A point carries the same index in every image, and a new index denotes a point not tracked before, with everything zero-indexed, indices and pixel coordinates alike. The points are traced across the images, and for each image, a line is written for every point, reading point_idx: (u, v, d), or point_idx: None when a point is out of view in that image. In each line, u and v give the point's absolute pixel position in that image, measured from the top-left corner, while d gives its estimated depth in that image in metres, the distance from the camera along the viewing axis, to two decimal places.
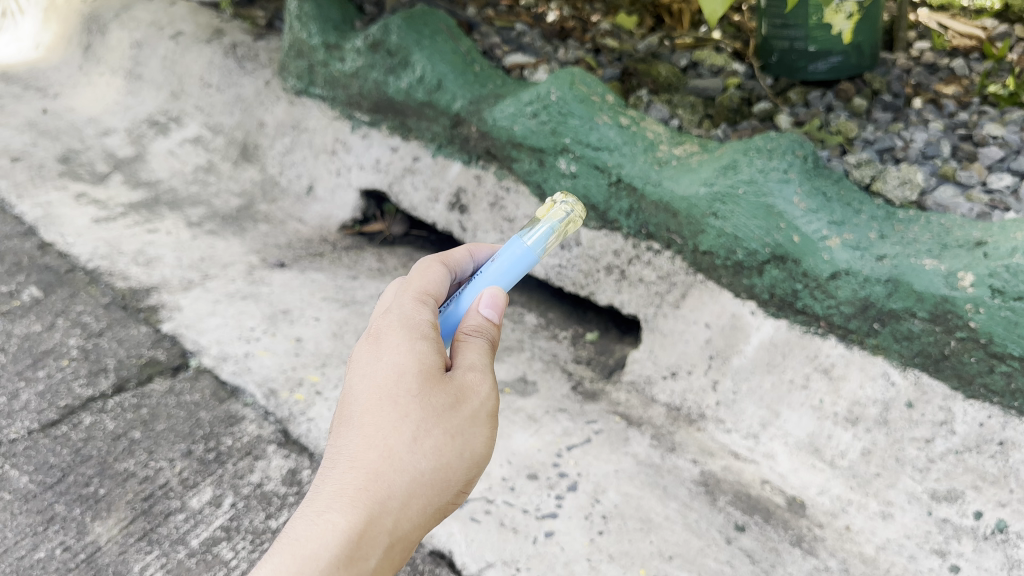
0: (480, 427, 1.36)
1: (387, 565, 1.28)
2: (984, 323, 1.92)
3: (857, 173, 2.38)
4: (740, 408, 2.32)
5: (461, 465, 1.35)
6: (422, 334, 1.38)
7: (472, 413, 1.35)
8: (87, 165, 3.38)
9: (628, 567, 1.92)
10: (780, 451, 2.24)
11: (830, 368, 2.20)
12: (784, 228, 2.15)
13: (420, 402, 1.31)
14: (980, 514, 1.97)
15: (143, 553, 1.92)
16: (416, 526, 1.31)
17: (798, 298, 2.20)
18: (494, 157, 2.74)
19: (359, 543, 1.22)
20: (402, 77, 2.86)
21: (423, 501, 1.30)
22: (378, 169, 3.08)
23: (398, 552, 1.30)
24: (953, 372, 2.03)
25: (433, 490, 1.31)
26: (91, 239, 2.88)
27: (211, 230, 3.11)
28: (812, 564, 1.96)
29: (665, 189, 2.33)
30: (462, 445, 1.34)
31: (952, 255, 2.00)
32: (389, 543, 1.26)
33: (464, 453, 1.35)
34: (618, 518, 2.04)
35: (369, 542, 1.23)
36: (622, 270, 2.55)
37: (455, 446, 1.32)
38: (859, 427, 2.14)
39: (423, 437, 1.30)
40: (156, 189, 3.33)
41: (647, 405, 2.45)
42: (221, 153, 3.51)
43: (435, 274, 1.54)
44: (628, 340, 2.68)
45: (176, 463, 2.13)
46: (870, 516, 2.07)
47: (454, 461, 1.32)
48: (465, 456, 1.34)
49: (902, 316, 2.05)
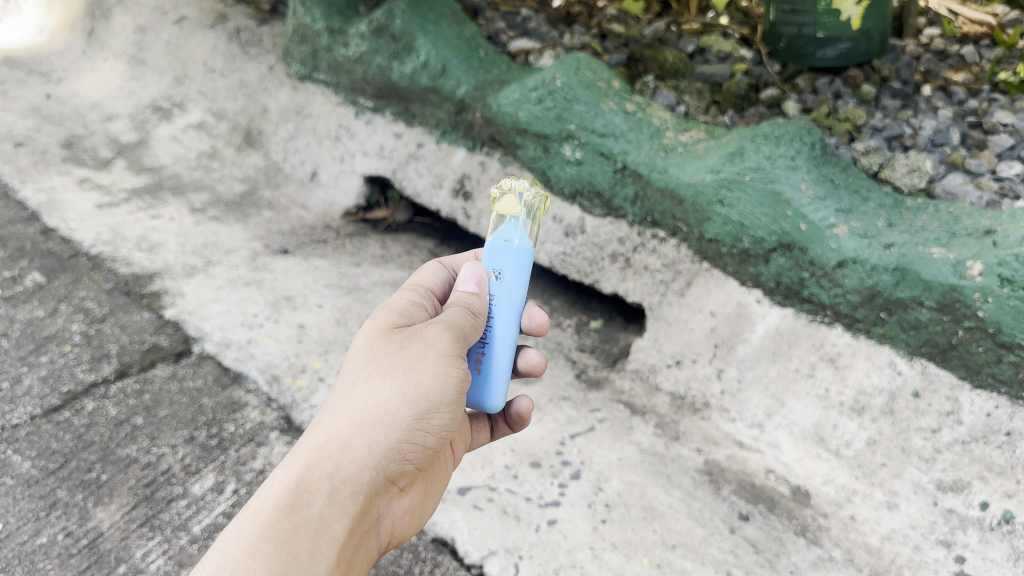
0: (430, 368, 1.41)
1: (340, 512, 1.32)
2: (992, 313, 1.90)
3: (865, 161, 2.36)
4: (745, 397, 2.31)
5: (408, 402, 1.39)
6: (383, 311, 1.54)
7: (416, 357, 1.41)
8: (91, 151, 3.37)
9: (631, 555, 1.91)
10: (785, 440, 2.23)
11: (836, 357, 2.18)
12: (791, 216, 2.13)
13: (364, 356, 1.43)
14: (986, 505, 1.96)
15: (145, 539, 1.91)
16: (364, 470, 1.35)
17: (804, 286, 2.18)
18: (498, 144, 2.72)
19: (301, 486, 1.29)
20: (406, 62, 2.85)
21: (365, 442, 1.35)
22: (382, 155, 3.06)
23: (352, 499, 1.34)
24: (961, 362, 2.00)
25: (375, 427, 1.36)
26: (94, 225, 2.87)
27: (214, 216, 3.10)
28: (816, 554, 1.95)
29: (671, 175, 2.31)
30: (405, 382, 1.39)
31: (960, 244, 1.98)
32: (332, 483, 1.31)
33: (410, 390, 1.39)
34: (621, 506, 2.03)
35: (307, 484, 1.30)
36: (627, 258, 2.53)
37: (398, 389, 1.38)
38: (865, 417, 2.13)
39: (362, 385, 1.39)
40: (159, 175, 3.32)
41: (652, 393, 2.44)
42: (225, 139, 3.50)
43: (431, 272, 1.71)
44: (633, 329, 2.66)
45: (179, 449, 2.13)
46: (876, 505, 2.06)
47: (395, 400, 1.38)
48: (410, 392, 1.39)
49: (909, 305, 2.02)
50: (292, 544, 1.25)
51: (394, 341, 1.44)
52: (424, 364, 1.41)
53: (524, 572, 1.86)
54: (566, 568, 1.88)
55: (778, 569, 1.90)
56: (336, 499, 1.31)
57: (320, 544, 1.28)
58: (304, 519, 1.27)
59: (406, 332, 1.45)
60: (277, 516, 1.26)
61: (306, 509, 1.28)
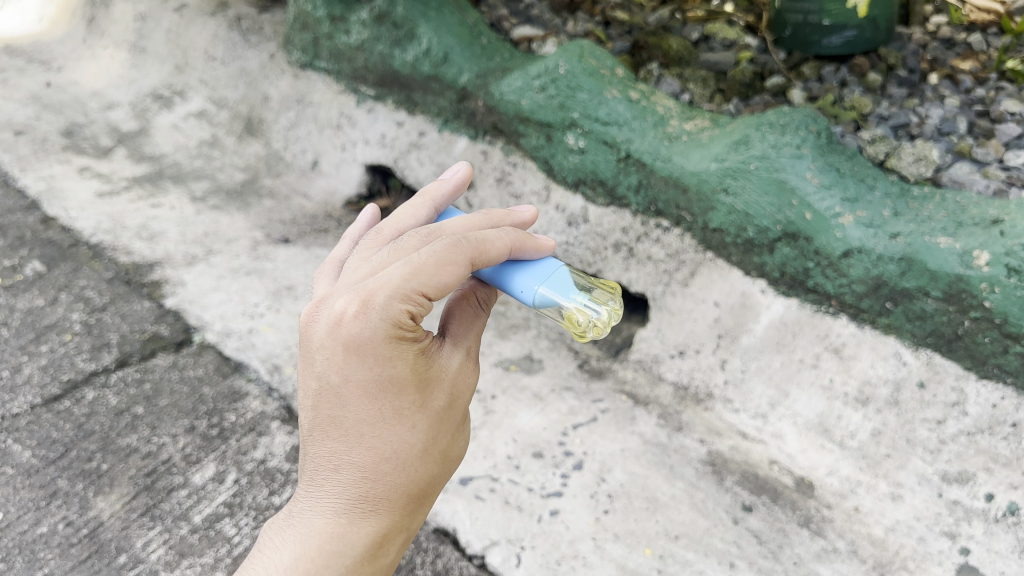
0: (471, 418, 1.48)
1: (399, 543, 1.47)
2: (999, 303, 1.88)
3: (871, 149, 2.35)
4: (748, 387, 2.29)
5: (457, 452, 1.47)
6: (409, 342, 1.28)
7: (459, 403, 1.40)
8: (91, 139, 3.35)
9: (634, 546, 1.90)
10: (789, 431, 2.21)
11: (841, 347, 2.16)
12: (797, 205, 2.11)
13: (423, 412, 1.34)
14: (992, 496, 1.95)
15: (145, 529, 1.91)
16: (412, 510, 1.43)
17: (809, 276, 2.16)
18: (501, 132, 2.70)
19: (373, 547, 1.37)
20: (407, 50, 2.82)
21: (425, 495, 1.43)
22: (384, 144, 3.04)
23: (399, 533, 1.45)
24: (967, 353, 1.98)
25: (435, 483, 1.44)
26: (94, 214, 2.86)
27: (215, 205, 3.09)
28: (820, 545, 1.95)
29: (674, 164, 2.29)
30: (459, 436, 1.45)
31: (967, 233, 1.96)
32: (391, 535, 1.40)
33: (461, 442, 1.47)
34: (624, 497, 2.02)
35: (372, 542, 1.37)
36: (630, 248, 2.51)
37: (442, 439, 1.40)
38: (870, 408, 2.11)
39: (426, 445, 1.37)
40: (160, 163, 3.30)
41: (655, 383, 2.43)
42: (226, 127, 3.48)
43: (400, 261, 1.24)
44: (636, 319, 2.63)
45: (179, 439, 2.12)
46: (880, 497, 2.05)
47: (453, 457, 1.46)
48: (460, 445, 1.47)
49: (915, 295, 2.01)
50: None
51: (448, 396, 1.37)
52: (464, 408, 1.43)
53: (526, 562, 1.86)
54: (568, 559, 1.87)
55: (782, 561, 1.89)
56: (394, 540, 1.42)
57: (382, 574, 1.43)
58: (381, 564, 1.41)
59: (443, 369, 1.35)
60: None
61: (378, 558, 1.40)
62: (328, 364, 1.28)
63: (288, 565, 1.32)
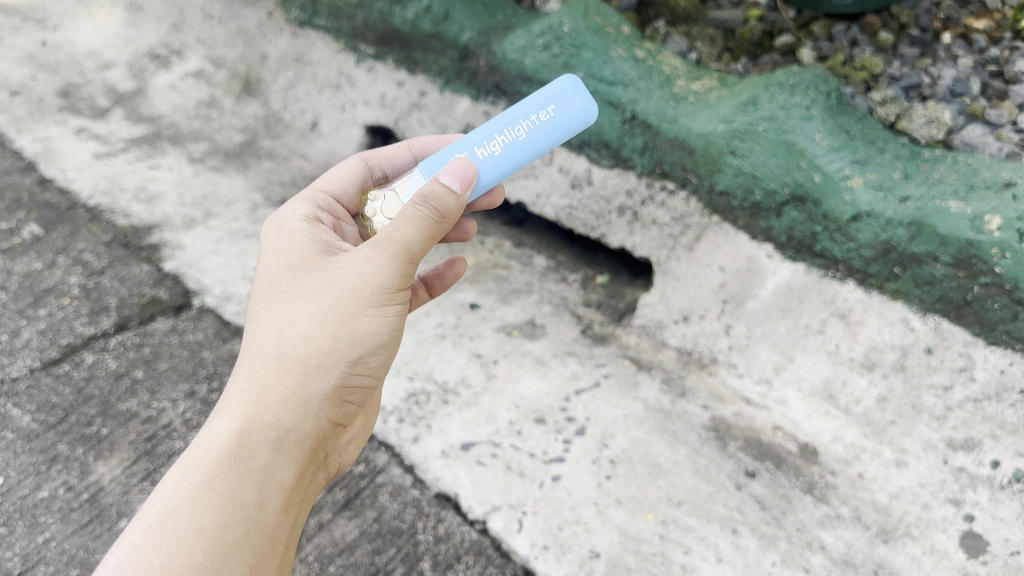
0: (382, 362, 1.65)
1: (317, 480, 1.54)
2: (1010, 269, 1.84)
3: (882, 110, 2.30)
4: (753, 352, 2.27)
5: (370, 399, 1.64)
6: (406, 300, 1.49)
7: (351, 283, 1.40)
8: (87, 100, 3.30)
9: (636, 511, 1.89)
10: (793, 397, 2.20)
11: (847, 313, 2.13)
12: (805, 167, 2.07)
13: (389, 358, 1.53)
14: (998, 463, 1.94)
15: (146, 493, 1.90)
16: (308, 416, 1.39)
17: (817, 241, 2.12)
18: (503, 93, 2.64)
19: (279, 444, 1.34)
20: (407, 7, 2.76)
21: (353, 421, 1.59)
22: (383, 104, 2.99)
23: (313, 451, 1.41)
24: (975, 319, 1.95)
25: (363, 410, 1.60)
26: (91, 175, 2.81)
27: (214, 167, 3.05)
28: (823, 512, 1.94)
29: (681, 125, 2.24)
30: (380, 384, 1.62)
31: (979, 197, 1.92)
32: (308, 440, 1.39)
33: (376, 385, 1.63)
34: (626, 463, 2.01)
35: (272, 449, 1.33)
36: (635, 211, 2.47)
37: (327, 317, 1.39)
38: (875, 373, 2.09)
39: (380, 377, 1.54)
40: (158, 124, 3.26)
41: (658, 349, 2.40)
42: (224, 88, 3.43)
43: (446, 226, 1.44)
44: (640, 284, 2.61)
45: (179, 403, 2.10)
46: (884, 464, 2.04)
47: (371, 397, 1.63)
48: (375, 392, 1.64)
49: (924, 260, 1.97)
50: (239, 497, 1.28)
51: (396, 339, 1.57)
52: (355, 298, 1.39)
53: (527, 527, 1.85)
54: (570, 525, 1.86)
55: (784, 527, 1.88)
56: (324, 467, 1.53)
57: (266, 492, 1.31)
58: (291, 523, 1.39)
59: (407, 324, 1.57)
60: (233, 489, 1.27)
61: (288, 470, 1.36)
62: (359, 324, 1.41)
63: (271, 498, 1.32)
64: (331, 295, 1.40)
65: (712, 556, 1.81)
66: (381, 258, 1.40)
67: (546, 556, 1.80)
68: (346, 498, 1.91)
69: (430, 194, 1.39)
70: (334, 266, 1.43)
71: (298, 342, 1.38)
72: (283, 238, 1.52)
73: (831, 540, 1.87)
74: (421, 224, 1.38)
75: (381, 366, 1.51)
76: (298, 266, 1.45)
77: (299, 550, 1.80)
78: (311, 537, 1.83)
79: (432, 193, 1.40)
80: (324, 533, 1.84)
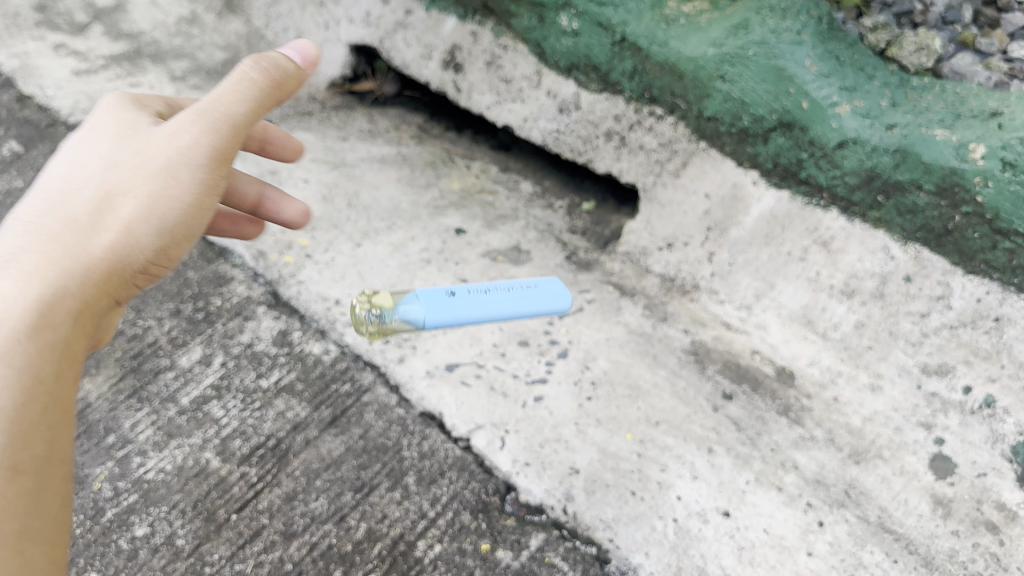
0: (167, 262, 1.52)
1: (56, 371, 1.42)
2: (991, 198, 1.86)
3: (871, 37, 2.07)
4: (735, 279, 2.30)
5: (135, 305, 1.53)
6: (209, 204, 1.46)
7: (110, 155, 1.37)
8: (64, 14, 3.19)
9: (615, 431, 1.94)
10: (772, 322, 2.23)
11: (829, 241, 2.14)
12: (794, 93, 2.06)
13: (170, 257, 1.47)
14: (969, 389, 1.98)
15: (133, 410, 1.93)
16: (95, 273, 1.29)
17: (802, 168, 2.13)
18: (491, 12, 2.58)
19: (50, 327, 1.20)
20: None
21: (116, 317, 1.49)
22: (368, 23, 2.94)
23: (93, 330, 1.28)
24: (955, 248, 1.97)
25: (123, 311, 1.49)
26: (70, 92, 2.76)
27: (196, 86, 3.00)
28: (798, 433, 1.99)
29: (671, 49, 2.22)
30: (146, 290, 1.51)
31: (965, 126, 1.91)
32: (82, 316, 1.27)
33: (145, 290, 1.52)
34: (607, 385, 2.05)
35: (51, 326, 1.21)
36: (622, 136, 2.46)
37: (127, 184, 1.35)
38: (855, 300, 2.12)
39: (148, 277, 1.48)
40: (137, 40, 3.18)
41: (642, 275, 2.43)
42: (204, 2, 3.34)
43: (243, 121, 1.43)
44: (626, 212, 2.63)
45: (165, 322, 2.11)
46: (859, 388, 2.08)
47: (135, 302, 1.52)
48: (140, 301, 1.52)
49: (908, 189, 1.98)
50: (34, 368, 1.16)
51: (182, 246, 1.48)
52: (170, 170, 1.37)
53: (510, 445, 1.90)
54: (551, 443, 1.91)
55: (759, 448, 1.93)
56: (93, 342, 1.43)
57: (61, 365, 1.21)
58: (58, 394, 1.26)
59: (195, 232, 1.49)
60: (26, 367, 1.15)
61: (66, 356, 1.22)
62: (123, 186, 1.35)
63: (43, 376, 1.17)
64: (158, 167, 1.36)
65: (687, 474, 1.86)
66: (196, 125, 1.39)
67: (527, 472, 1.85)
68: (333, 416, 1.95)
69: (269, 64, 1.46)
70: (62, 149, 1.41)
71: (176, 193, 1.38)
72: (118, 109, 1.47)
73: (805, 461, 1.92)
74: (249, 90, 1.42)
75: (168, 253, 1.44)
76: (124, 132, 1.41)
77: (286, 466, 1.84)
78: (299, 452, 1.87)
79: (278, 66, 1.48)
80: (311, 449, 1.88)
